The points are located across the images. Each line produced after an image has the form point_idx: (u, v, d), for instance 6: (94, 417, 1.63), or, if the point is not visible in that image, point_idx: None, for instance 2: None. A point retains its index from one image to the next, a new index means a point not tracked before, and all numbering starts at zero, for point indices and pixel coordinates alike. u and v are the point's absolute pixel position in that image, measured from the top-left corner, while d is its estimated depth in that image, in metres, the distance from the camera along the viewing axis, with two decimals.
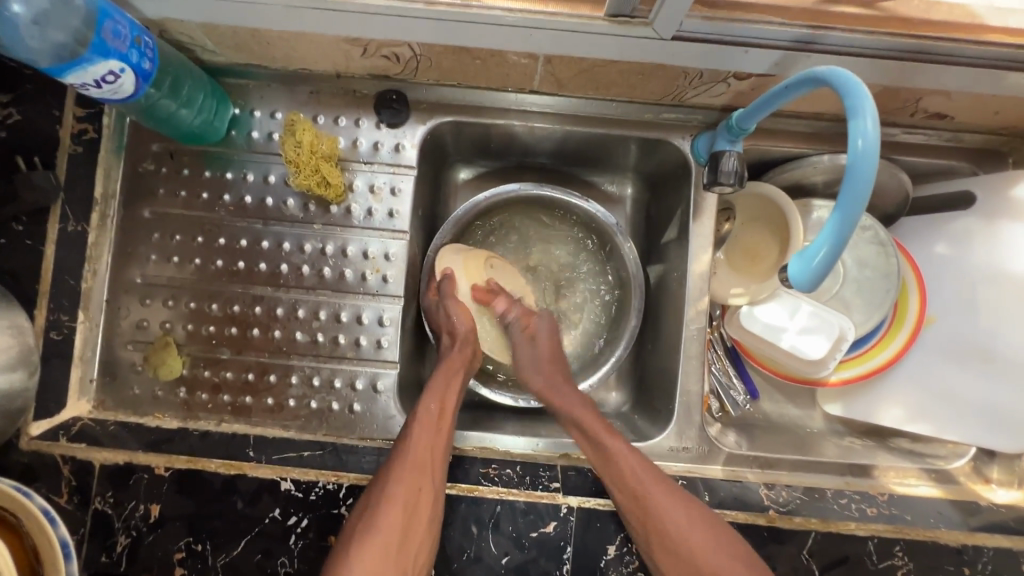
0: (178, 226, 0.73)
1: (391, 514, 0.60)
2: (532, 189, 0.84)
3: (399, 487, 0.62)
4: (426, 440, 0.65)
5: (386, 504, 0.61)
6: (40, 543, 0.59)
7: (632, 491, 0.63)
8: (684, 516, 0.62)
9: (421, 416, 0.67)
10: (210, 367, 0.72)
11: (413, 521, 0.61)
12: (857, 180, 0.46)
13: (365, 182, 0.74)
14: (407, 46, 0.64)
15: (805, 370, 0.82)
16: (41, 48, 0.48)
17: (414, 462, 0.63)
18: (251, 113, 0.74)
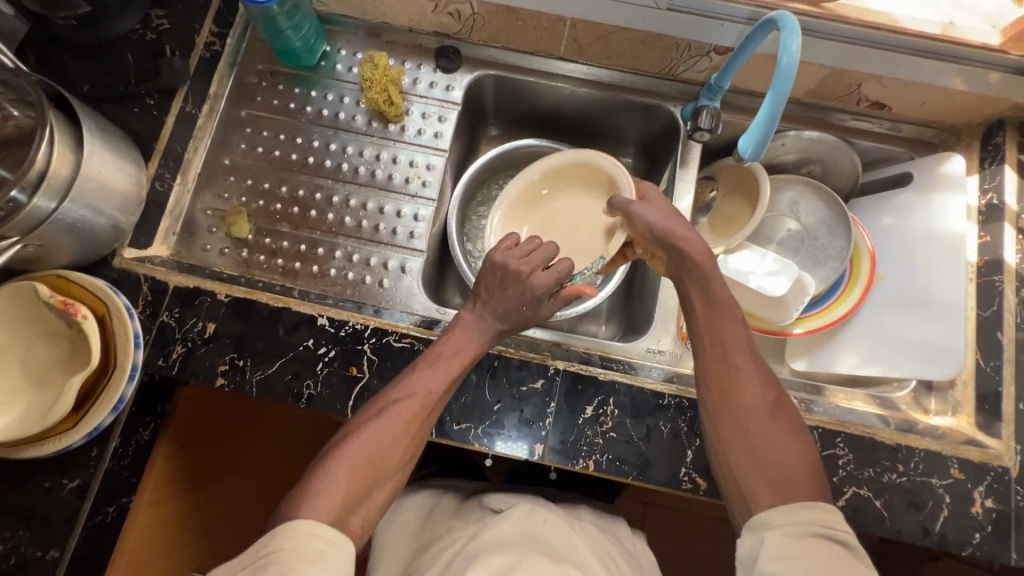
0: (267, 127, 0.92)
1: (387, 445, 0.65)
2: (549, 145, 1.01)
3: (402, 421, 0.66)
4: (431, 384, 0.69)
5: (384, 434, 0.65)
6: (117, 331, 0.72)
7: (727, 369, 0.70)
8: (767, 412, 0.67)
9: (442, 359, 0.71)
10: (272, 236, 0.88)
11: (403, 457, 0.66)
12: (784, 84, 0.63)
13: (419, 110, 0.93)
14: (468, 4, 0.86)
15: (770, 311, 0.94)
16: None
17: (418, 402, 0.67)
18: (338, 51, 0.95)
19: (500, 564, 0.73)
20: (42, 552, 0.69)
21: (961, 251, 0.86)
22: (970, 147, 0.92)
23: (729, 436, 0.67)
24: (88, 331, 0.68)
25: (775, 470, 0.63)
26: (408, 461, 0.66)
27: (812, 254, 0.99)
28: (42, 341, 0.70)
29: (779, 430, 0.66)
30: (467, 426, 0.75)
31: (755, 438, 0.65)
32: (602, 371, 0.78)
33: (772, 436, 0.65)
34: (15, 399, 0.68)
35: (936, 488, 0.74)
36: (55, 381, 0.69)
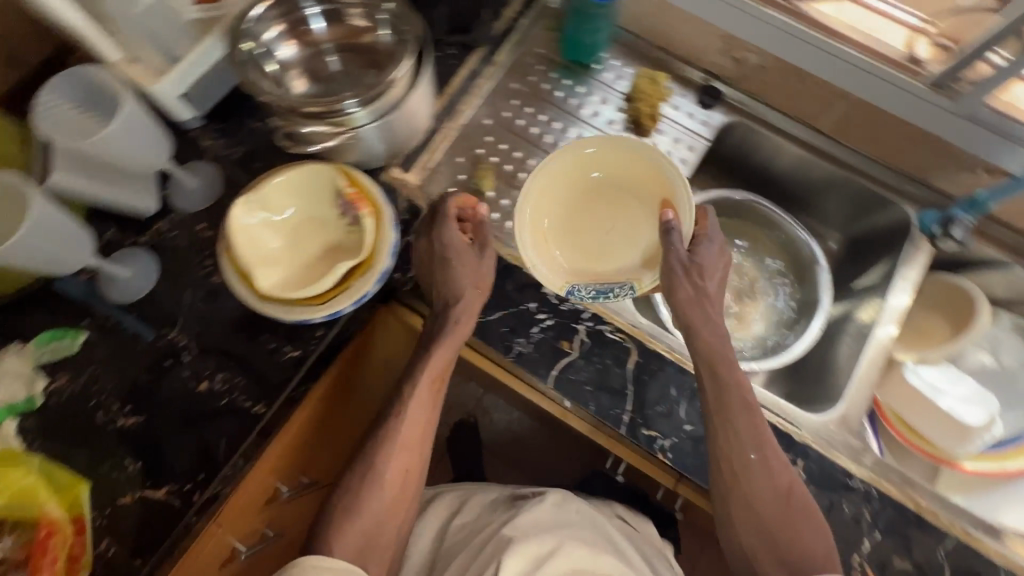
0: (530, 103, 0.99)
1: (387, 482, 0.74)
2: (764, 206, 1.07)
3: (393, 459, 0.75)
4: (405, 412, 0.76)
5: (378, 479, 0.74)
6: (378, 241, 0.77)
7: (721, 431, 0.72)
8: (781, 499, 0.70)
9: (425, 380, 0.78)
10: (507, 199, 0.93)
11: (401, 488, 0.75)
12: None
13: (671, 134, 0.98)
14: (760, 54, 0.91)
15: (956, 437, 0.90)
16: None
17: (402, 440, 0.76)
18: (610, 60, 1.01)
19: (536, 553, 0.83)
20: (249, 403, 0.75)
21: None
22: None
23: (731, 496, 0.70)
24: (365, 230, 0.77)
25: (786, 550, 0.69)
26: (406, 499, 0.76)
27: (1005, 396, 0.95)
28: (315, 219, 0.79)
29: (765, 487, 0.70)
30: (656, 435, 0.76)
31: (749, 509, 0.70)
32: (793, 430, 0.78)
33: (796, 521, 0.69)
34: (279, 257, 0.77)
35: None
36: (314, 258, 0.79)
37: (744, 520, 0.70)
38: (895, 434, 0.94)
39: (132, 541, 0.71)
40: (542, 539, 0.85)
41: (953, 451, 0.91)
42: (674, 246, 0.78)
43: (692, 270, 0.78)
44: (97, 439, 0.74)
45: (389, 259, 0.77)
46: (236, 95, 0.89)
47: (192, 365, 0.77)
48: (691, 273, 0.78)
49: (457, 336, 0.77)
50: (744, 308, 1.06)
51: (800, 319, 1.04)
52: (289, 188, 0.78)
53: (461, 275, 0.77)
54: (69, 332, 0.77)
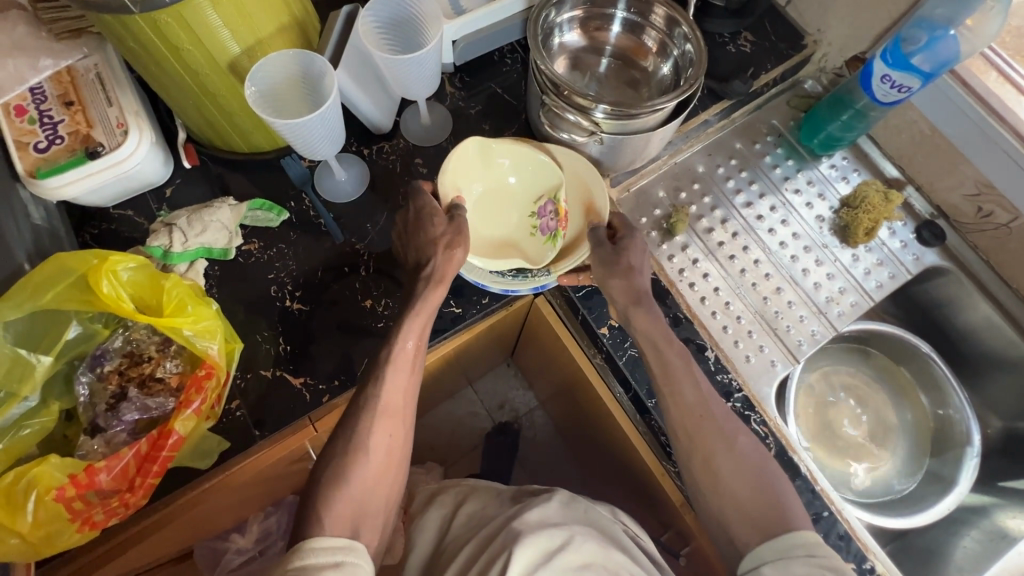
0: (746, 167, 0.97)
1: (371, 463, 0.68)
2: (933, 360, 1.00)
3: (381, 439, 0.69)
4: (396, 388, 0.70)
5: (360, 452, 0.67)
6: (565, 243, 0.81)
7: (659, 368, 0.74)
8: (752, 471, 0.70)
9: (398, 355, 0.71)
10: (690, 249, 0.92)
11: (391, 461, 0.70)
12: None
13: (875, 252, 0.94)
14: (1011, 215, 0.86)
15: None
16: (924, 58, 0.76)
17: (389, 412, 0.70)
18: (840, 156, 0.98)
19: (549, 545, 0.74)
20: None
21: None
22: None
23: (711, 491, 0.70)
24: (552, 245, 0.79)
25: (765, 523, 0.67)
26: (394, 474, 0.71)
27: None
28: (518, 198, 0.83)
29: (724, 438, 0.71)
30: None
31: (722, 474, 0.70)
32: None
33: (766, 489, 0.69)
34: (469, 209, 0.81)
35: None
36: (496, 226, 0.82)
37: (712, 492, 0.70)
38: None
39: (255, 413, 0.75)
40: (551, 531, 0.76)
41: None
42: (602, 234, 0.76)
43: (621, 250, 0.75)
44: (263, 311, 0.79)
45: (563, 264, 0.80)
46: (490, 57, 0.93)
47: (365, 281, 0.81)
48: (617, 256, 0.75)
49: (432, 304, 0.73)
50: (867, 453, 0.99)
51: (925, 492, 0.96)
52: (518, 163, 0.82)
53: (436, 237, 0.73)
54: (276, 208, 0.83)
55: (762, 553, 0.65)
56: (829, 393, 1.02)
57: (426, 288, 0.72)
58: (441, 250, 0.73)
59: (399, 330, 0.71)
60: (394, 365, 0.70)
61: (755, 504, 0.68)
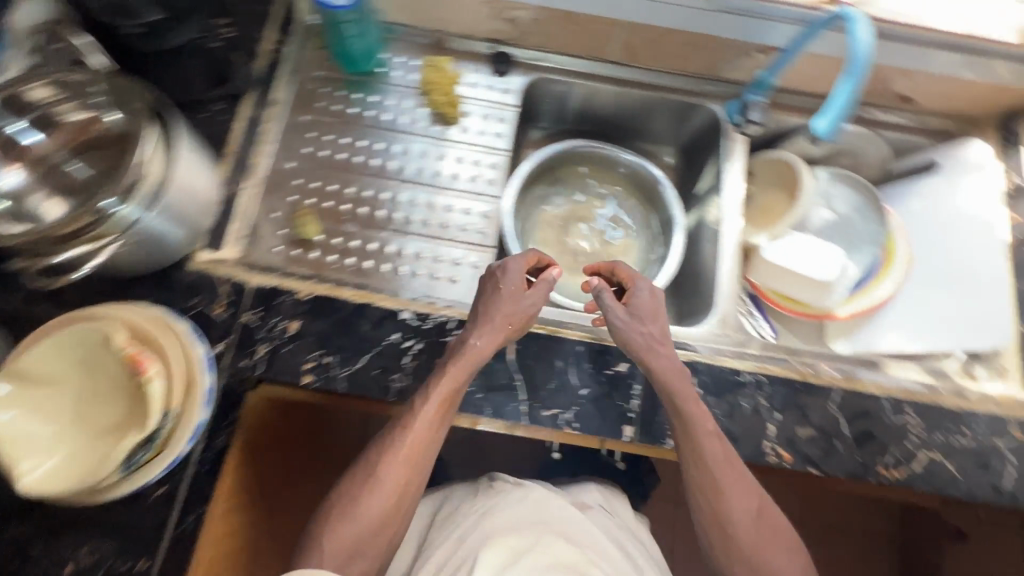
0: (328, 130, 0.94)
1: (372, 500, 0.71)
2: (591, 146, 1.09)
3: (390, 478, 0.72)
4: (420, 426, 0.72)
5: (372, 488, 0.72)
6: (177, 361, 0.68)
7: (699, 465, 0.71)
8: (755, 519, 0.73)
9: (433, 402, 0.71)
10: (339, 237, 0.88)
11: (401, 498, 0.73)
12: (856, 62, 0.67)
13: (477, 113, 0.97)
14: (527, 10, 0.90)
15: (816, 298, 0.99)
16: None
17: (407, 446, 0.73)
18: (394, 58, 0.98)
19: (516, 546, 0.78)
20: (129, 564, 0.67)
21: (995, 231, 0.93)
22: (988, 135, 0.98)
23: (716, 507, 0.73)
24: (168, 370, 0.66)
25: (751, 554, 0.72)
26: (402, 510, 0.73)
27: (847, 241, 1.03)
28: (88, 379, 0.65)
29: (759, 517, 0.73)
30: (558, 411, 0.76)
31: (748, 547, 0.72)
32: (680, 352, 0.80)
33: (769, 544, 0.73)
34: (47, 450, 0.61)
35: (999, 448, 0.78)
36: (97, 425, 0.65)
37: (731, 553, 0.73)
38: (776, 306, 1.03)
39: None
40: None
41: (826, 304, 0.99)
42: (510, 278, 0.79)
43: None
44: None
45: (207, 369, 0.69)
46: None
47: (45, 555, 0.66)
48: (482, 303, 0.77)
49: (475, 361, 0.72)
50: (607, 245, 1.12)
51: (662, 239, 1.09)
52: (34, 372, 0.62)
53: (512, 293, 0.77)
54: None
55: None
56: (557, 228, 1.14)
57: (516, 301, 0.77)
58: (522, 297, 0.77)
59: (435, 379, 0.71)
60: (437, 374, 0.71)
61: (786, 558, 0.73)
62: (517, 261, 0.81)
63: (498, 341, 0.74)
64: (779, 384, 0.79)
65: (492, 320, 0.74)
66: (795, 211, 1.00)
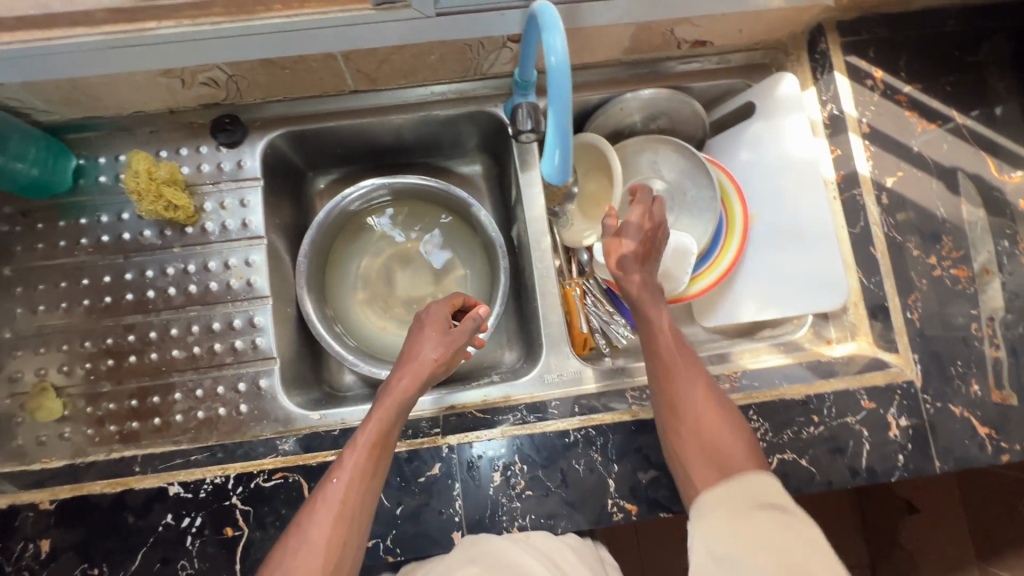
0: (38, 278, 0.77)
1: (308, 562, 0.57)
2: (382, 182, 0.93)
3: (319, 535, 0.58)
4: (378, 416, 0.66)
5: (306, 548, 0.58)
6: None
7: (667, 398, 0.68)
8: (728, 429, 0.65)
9: (359, 446, 0.64)
10: (90, 404, 0.74)
11: (338, 563, 0.58)
12: (562, 94, 0.53)
13: (215, 202, 0.80)
14: (217, 69, 0.72)
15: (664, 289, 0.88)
16: None
17: (361, 452, 0.64)
18: (96, 160, 0.80)
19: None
20: None
21: (818, 169, 0.83)
22: (800, 59, 0.86)
23: (692, 432, 0.65)
24: None
25: (723, 464, 0.63)
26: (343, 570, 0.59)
27: (686, 211, 0.92)
28: None
29: (724, 430, 0.65)
30: (375, 541, 0.67)
31: (713, 465, 0.63)
32: (499, 430, 0.71)
33: (736, 453, 0.63)
34: None
35: (852, 426, 0.73)
36: None
37: (700, 470, 0.63)
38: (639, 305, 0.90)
39: None
40: None
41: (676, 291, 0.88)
42: (427, 323, 0.77)
43: None
44: None
45: None
46: None
47: None
48: (411, 361, 0.73)
49: (402, 398, 0.69)
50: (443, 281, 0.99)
51: (491, 259, 0.97)
52: None
53: (426, 337, 0.75)
54: None
55: (729, 494, 0.60)
56: (384, 279, 1.00)
57: (432, 343, 0.74)
58: (451, 332, 0.76)
59: (366, 423, 0.66)
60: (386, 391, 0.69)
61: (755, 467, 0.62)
62: (440, 306, 0.78)
63: (421, 388, 0.71)
64: (613, 432, 0.71)
65: (418, 362, 0.72)
66: (619, 186, 0.85)
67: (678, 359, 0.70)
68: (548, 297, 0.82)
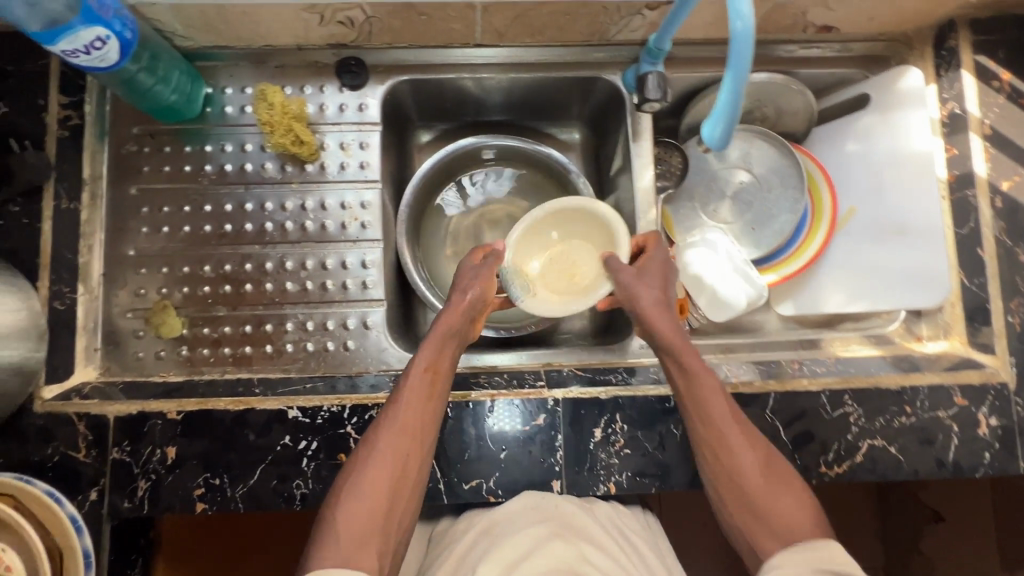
0: (164, 200, 0.79)
1: (377, 474, 0.60)
2: (487, 140, 0.93)
3: (383, 453, 0.61)
4: (427, 355, 0.67)
5: (375, 463, 0.61)
6: (47, 521, 0.63)
7: (713, 453, 0.64)
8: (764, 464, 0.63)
9: (414, 377, 0.66)
10: (207, 325, 0.77)
11: (400, 480, 0.61)
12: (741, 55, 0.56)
13: (335, 141, 0.81)
14: (359, 8, 0.73)
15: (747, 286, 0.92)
16: (31, 14, 0.54)
17: (415, 386, 0.65)
18: (223, 91, 0.81)
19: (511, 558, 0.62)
20: None
21: (931, 167, 0.83)
22: (924, 54, 0.86)
23: (733, 473, 0.62)
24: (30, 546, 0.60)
25: (773, 520, 0.60)
26: (408, 487, 0.62)
27: (764, 207, 0.97)
28: None
29: (772, 487, 0.61)
30: (478, 481, 0.70)
31: (758, 518, 0.60)
32: (602, 390, 0.73)
33: (775, 499, 0.60)
34: None
35: (943, 421, 0.75)
36: None
37: (747, 521, 0.61)
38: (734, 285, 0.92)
39: None
40: None
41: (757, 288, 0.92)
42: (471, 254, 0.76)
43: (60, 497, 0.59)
44: None
45: (76, 530, 0.64)
46: None
47: None
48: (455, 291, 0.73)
49: (452, 332, 0.70)
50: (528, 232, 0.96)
51: None
52: None
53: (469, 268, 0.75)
54: None
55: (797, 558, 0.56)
56: (471, 236, 0.99)
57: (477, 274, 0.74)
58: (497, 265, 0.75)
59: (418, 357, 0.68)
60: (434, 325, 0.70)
61: (812, 524, 0.59)
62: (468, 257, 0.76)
63: (465, 324, 0.72)
64: None
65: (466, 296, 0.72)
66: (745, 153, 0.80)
67: (716, 422, 0.64)
68: None
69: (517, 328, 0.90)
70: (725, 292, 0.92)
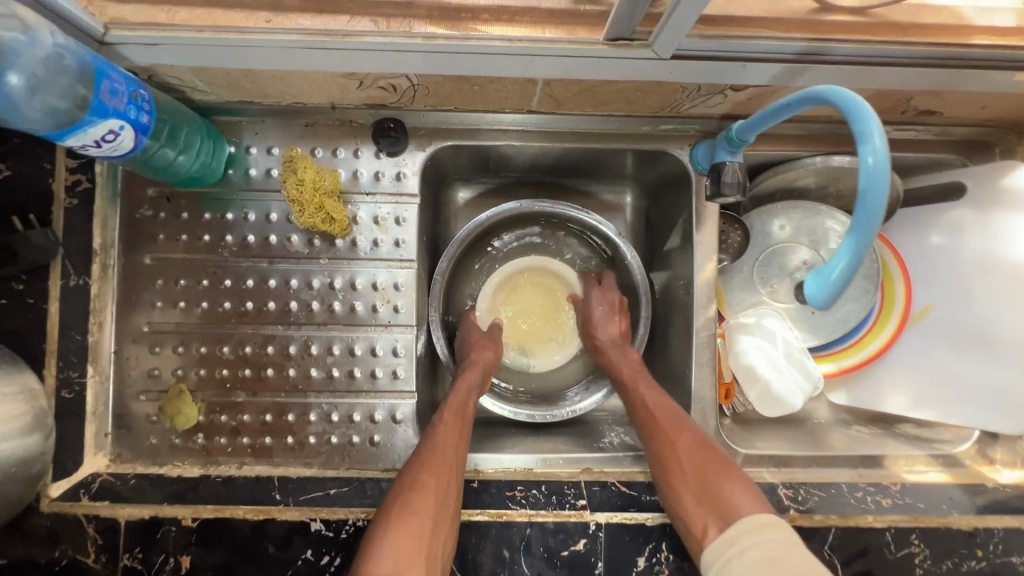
0: (179, 271, 0.72)
1: (423, 501, 0.60)
2: (531, 205, 0.83)
3: (426, 488, 0.61)
4: (460, 393, 0.73)
5: (418, 491, 0.61)
6: None
7: (668, 469, 0.66)
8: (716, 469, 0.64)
9: (447, 415, 0.70)
10: (225, 412, 0.72)
11: (440, 511, 0.61)
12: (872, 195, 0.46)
13: (369, 213, 0.74)
14: (404, 77, 0.64)
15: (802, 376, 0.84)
16: (39, 117, 0.46)
17: (449, 423, 0.69)
18: (247, 150, 0.72)
19: None
20: None
21: None
22: None
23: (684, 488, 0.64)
24: None
25: (721, 509, 0.61)
26: (446, 524, 0.61)
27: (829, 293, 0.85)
28: None
29: (717, 476, 0.63)
30: None
31: (706, 504, 0.62)
32: (649, 515, 0.68)
33: (727, 496, 0.61)
34: None
35: (1016, 568, 0.69)
36: None
37: (695, 507, 0.62)
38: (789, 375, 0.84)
39: None
40: None
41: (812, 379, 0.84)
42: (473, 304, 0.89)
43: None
44: None
45: None
46: None
47: None
48: (464, 339, 0.82)
49: (481, 371, 0.77)
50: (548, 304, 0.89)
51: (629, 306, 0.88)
52: None
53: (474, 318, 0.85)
54: None
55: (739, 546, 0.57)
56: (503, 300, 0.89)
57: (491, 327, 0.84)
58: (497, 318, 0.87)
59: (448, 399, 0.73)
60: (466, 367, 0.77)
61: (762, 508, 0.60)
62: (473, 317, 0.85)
63: (482, 380, 0.76)
64: None
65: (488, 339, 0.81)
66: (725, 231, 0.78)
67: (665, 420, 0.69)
68: (704, 368, 0.77)
69: (552, 412, 0.82)
70: (778, 382, 0.84)
